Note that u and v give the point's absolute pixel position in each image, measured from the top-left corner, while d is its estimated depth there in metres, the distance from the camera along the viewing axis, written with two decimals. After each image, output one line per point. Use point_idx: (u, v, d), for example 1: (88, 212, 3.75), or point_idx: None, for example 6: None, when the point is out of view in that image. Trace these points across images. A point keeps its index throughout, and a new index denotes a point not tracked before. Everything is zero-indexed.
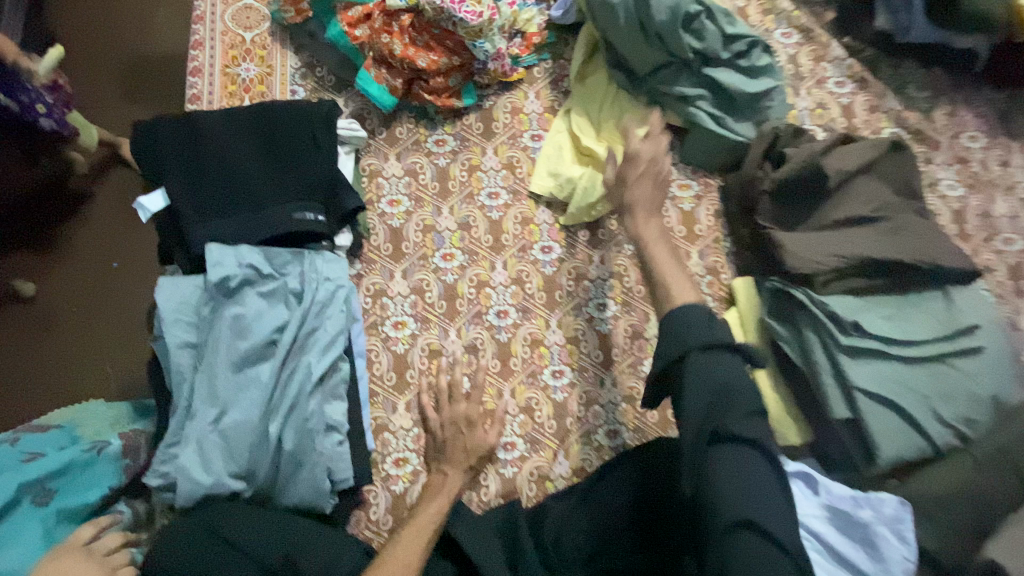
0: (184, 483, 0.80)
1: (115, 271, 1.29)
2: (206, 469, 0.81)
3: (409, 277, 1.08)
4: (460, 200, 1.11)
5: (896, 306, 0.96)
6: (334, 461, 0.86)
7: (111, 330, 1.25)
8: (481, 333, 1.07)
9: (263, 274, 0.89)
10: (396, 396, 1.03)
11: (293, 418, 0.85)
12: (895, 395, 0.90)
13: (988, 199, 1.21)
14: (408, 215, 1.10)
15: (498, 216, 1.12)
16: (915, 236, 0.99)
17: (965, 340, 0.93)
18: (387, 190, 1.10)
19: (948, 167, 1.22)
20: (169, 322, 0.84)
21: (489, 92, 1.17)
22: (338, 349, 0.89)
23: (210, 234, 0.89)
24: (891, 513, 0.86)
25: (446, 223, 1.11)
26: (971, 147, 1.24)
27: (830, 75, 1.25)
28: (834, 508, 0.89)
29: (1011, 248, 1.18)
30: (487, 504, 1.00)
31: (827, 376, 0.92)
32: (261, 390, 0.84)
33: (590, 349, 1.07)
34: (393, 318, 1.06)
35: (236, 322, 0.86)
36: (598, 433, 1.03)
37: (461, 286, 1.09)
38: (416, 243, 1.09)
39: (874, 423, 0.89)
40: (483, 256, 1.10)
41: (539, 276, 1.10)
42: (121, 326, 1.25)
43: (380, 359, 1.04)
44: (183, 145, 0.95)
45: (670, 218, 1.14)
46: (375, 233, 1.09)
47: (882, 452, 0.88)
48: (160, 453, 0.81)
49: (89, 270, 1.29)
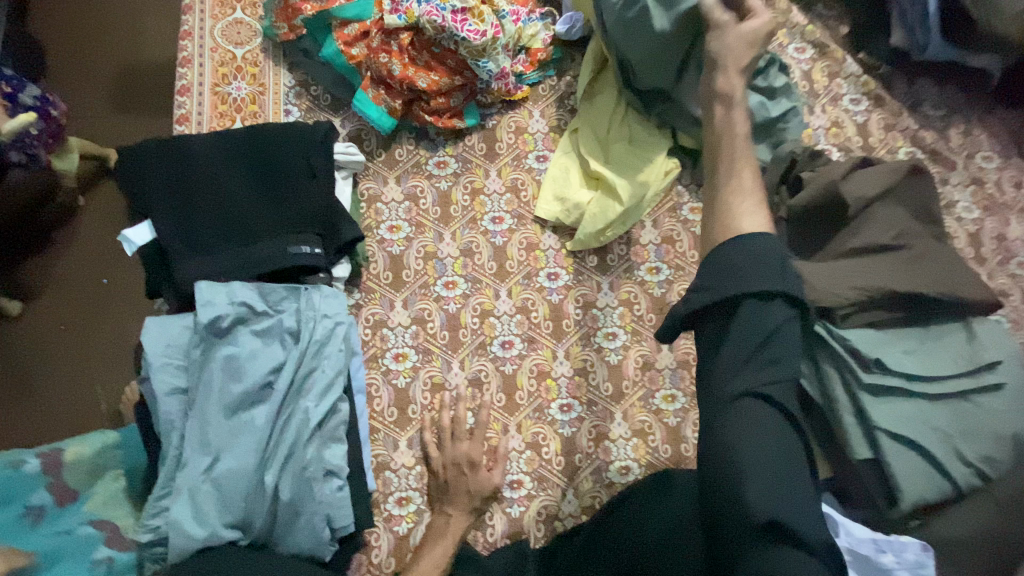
0: (174, 538, 0.75)
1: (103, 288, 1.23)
2: (199, 522, 0.77)
3: (410, 306, 1.04)
4: (463, 225, 1.07)
5: (916, 340, 0.93)
6: (335, 510, 0.82)
7: (102, 356, 1.20)
8: (484, 365, 1.03)
9: (257, 312, 0.84)
10: (397, 432, 0.99)
11: (290, 465, 0.81)
12: (918, 435, 0.86)
13: (1006, 222, 1.17)
14: (409, 242, 1.05)
15: (503, 241, 1.07)
16: (936, 266, 0.96)
17: (987, 376, 0.90)
18: (386, 215, 1.06)
19: (965, 188, 1.18)
20: (157, 365, 0.80)
21: (492, 111, 1.12)
22: (337, 391, 0.85)
23: (201, 270, 0.85)
24: (913, 559, 0.82)
25: (449, 249, 1.06)
26: (987, 168, 1.20)
27: (845, 92, 1.21)
28: (854, 552, 0.85)
29: None
30: (494, 545, 0.95)
31: (846, 414, 0.88)
32: (256, 436, 0.80)
33: (599, 381, 1.04)
34: (394, 350, 1.02)
35: (229, 364, 0.81)
36: (609, 469, 0.99)
37: (463, 315, 1.05)
38: (417, 270, 1.05)
39: (898, 465, 0.85)
40: (486, 284, 1.06)
41: (545, 305, 1.06)
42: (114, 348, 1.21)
43: (380, 393, 1.00)
44: (171, 174, 0.90)
45: (680, 243, 1.10)
46: (374, 261, 1.04)
47: (904, 495, 0.84)
48: (150, 505, 0.77)
49: (78, 289, 1.24)
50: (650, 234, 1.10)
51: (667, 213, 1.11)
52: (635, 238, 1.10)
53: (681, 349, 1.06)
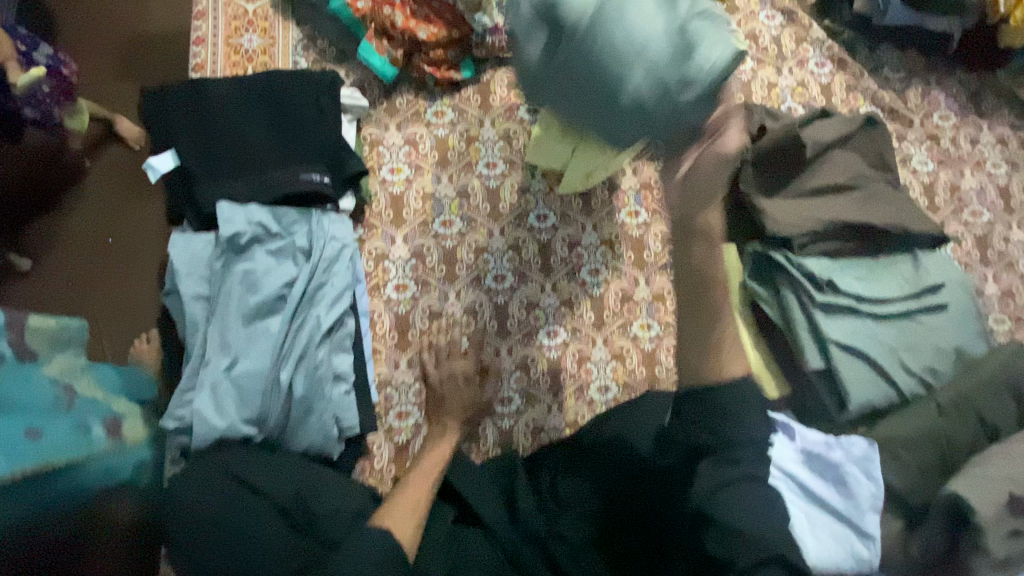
0: (199, 426, 0.84)
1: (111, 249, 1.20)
2: (220, 413, 0.86)
3: (410, 242, 1.13)
4: (459, 169, 1.16)
5: (868, 268, 1.02)
6: (342, 408, 0.92)
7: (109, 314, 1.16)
8: (478, 296, 1.12)
9: (271, 233, 0.93)
10: (398, 354, 1.08)
11: (302, 367, 0.90)
12: (866, 348, 0.96)
13: (958, 174, 1.28)
14: (409, 183, 1.14)
15: (496, 185, 1.16)
16: (886, 203, 1.07)
17: (931, 298, 1.00)
18: (387, 158, 1.15)
19: (920, 143, 1.29)
20: (182, 276, 0.89)
21: (485, 66, 1.21)
22: (344, 304, 0.94)
23: (219, 194, 0.94)
24: (860, 453, 0.93)
25: (446, 191, 1.15)
26: (943, 125, 1.31)
27: (812, 55, 1.31)
28: (808, 451, 0.96)
29: (977, 219, 1.26)
30: (485, 455, 1.06)
31: (802, 330, 0.98)
32: (271, 340, 0.89)
33: (583, 312, 1.14)
34: (395, 281, 1.11)
35: (246, 276, 0.90)
36: (591, 389, 1.10)
37: (459, 251, 1.14)
38: (417, 209, 1.14)
39: (846, 373, 0.95)
40: (481, 223, 1.15)
41: (534, 243, 1.16)
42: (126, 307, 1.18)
43: (382, 319, 1.09)
44: (191, 111, 0.98)
45: (658, 189, 1.19)
46: (376, 200, 1.13)
47: (852, 400, 0.94)
48: (176, 398, 0.86)
49: (85, 247, 1.20)
50: (631, 180, 1.20)
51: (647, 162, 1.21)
52: (617, 184, 1.19)
53: (657, 284, 1.16)
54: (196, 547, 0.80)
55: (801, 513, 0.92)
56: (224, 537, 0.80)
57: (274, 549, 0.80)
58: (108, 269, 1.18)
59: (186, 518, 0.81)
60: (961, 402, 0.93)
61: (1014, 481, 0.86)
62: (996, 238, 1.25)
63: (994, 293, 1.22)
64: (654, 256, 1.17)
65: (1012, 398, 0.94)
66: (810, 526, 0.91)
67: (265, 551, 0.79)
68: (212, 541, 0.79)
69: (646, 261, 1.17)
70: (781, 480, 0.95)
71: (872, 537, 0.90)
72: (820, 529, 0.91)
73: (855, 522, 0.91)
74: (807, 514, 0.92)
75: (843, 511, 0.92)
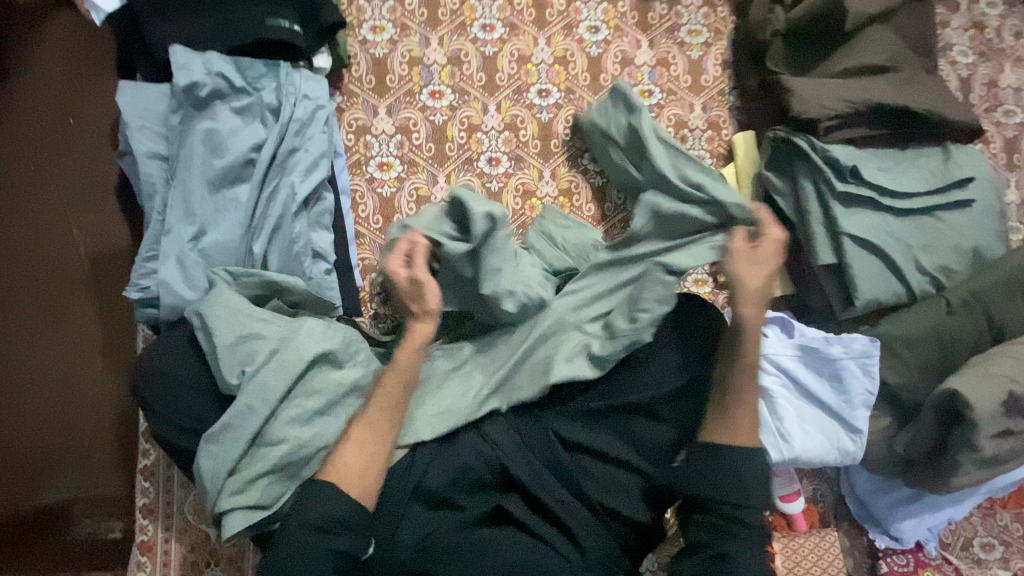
0: (166, 296, 0.78)
1: (71, 127, 1.14)
2: (189, 285, 0.79)
3: (394, 114, 1.00)
4: (451, 30, 1.02)
5: (894, 159, 0.95)
6: (325, 287, 0.86)
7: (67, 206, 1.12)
8: (471, 180, 1.01)
9: (235, 87, 0.81)
10: (382, 240, 0.99)
11: (277, 241, 0.82)
12: (883, 243, 0.91)
13: (997, 69, 1.15)
14: (393, 44, 1.00)
15: (493, 52, 1.02)
16: (924, 88, 0.96)
17: (957, 193, 0.93)
18: (369, 15, 1.00)
19: (963, 32, 1.15)
20: (135, 130, 0.79)
21: None
22: (321, 173, 0.85)
23: (171, 36, 0.81)
24: (861, 348, 0.90)
25: (435, 56, 1.01)
26: (990, 13, 1.16)
27: None
28: (806, 346, 0.93)
29: (1011, 120, 1.13)
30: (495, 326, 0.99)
31: (817, 223, 0.93)
32: (240, 211, 0.81)
33: (582, 205, 1.03)
34: (378, 159, 0.99)
35: (209, 135, 0.80)
36: None
37: (450, 128, 1.01)
38: (402, 76, 1.00)
39: (857, 268, 0.90)
40: (474, 96, 1.02)
41: (534, 123, 1.03)
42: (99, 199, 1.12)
43: (364, 201, 0.99)
44: None
45: (675, 65, 1.06)
46: (356, 63, 0.99)
47: (860, 294, 0.90)
48: (138, 267, 0.79)
49: (42, 123, 1.14)
50: (646, 54, 1.06)
51: (664, 34, 1.07)
52: (630, 59, 1.05)
53: None
54: (194, 393, 0.78)
55: (789, 404, 0.92)
56: (235, 352, 0.75)
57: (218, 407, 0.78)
58: (64, 143, 1.13)
59: (167, 351, 0.79)
60: (972, 301, 0.89)
61: (1014, 379, 0.83)
62: None
63: (1015, 200, 1.12)
64: None
65: None
66: (798, 418, 0.91)
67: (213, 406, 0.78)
68: (180, 394, 0.78)
69: None
70: (774, 375, 0.93)
71: (859, 431, 0.90)
72: (807, 422, 0.91)
73: (844, 417, 0.91)
74: (797, 409, 0.92)
75: (834, 406, 0.91)
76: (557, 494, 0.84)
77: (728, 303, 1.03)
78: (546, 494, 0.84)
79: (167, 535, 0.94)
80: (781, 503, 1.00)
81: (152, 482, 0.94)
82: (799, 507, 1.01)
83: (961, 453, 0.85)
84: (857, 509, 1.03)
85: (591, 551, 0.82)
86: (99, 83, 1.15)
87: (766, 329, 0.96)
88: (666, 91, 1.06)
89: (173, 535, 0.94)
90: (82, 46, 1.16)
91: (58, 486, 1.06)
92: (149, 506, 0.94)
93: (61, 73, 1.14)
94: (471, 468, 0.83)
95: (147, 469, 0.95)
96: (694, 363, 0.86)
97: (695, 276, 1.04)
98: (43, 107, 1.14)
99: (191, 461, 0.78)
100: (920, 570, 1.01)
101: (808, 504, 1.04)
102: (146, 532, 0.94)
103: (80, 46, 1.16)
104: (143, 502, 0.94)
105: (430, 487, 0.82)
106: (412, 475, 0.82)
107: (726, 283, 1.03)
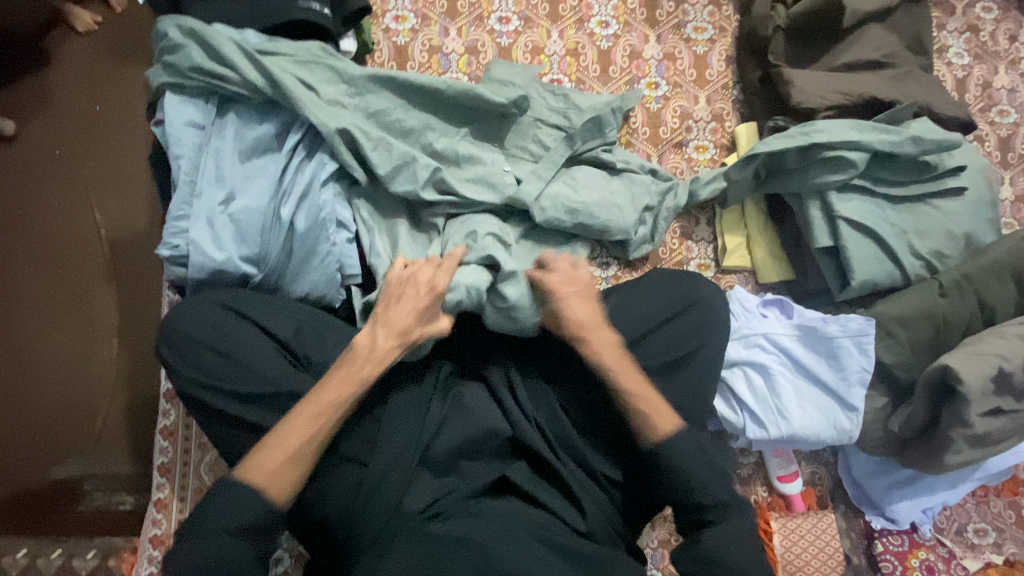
0: (195, 255, 0.83)
1: (99, 115, 1.20)
2: (218, 245, 0.84)
3: None
4: (469, 21, 1.07)
5: None
6: (347, 255, 0.88)
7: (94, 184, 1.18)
8: None
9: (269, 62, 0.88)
10: None
11: (305, 205, 0.86)
12: (877, 227, 0.95)
13: (991, 70, 1.20)
14: (414, 33, 1.06)
15: (508, 42, 1.08)
16: (918, 84, 1.02)
17: (951, 181, 0.98)
18: (392, 5, 1.06)
19: (959, 35, 1.20)
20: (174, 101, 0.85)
21: None
22: None
23: (210, 16, 0.89)
24: (856, 327, 0.93)
25: (454, 45, 1.06)
26: (985, 17, 1.21)
27: None
28: (805, 326, 0.96)
29: (1005, 119, 1.18)
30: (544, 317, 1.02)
31: (814, 209, 0.97)
32: (268, 178, 0.86)
33: None
34: None
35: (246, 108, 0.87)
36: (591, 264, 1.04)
37: None
38: (421, 63, 1.05)
39: (853, 251, 0.95)
40: None
41: None
42: (123, 179, 1.19)
43: None
44: None
45: (681, 60, 1.11)
46: (379, 49, 1.05)
47: (856, 275, 0.94)
48: (170, 227, 0.84)
49: (72, 112, 1.20)
50: (654, 49, 1.11)
51: (670, 30, 1.12)
52: (638, 52, 1.11)
53: (669, 163, 1.08)
54: (224, 357, 0.80)
55: (787, 383, 0.95)
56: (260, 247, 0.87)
57: (246, 369, 0.80)
58: (94, 130, 1.20)
59: (194, 313, 0.81)
60: (964, 284, 0.93)
61: (1003, 356, 0.87)
62: (1020, 140, 1.18)
63: (1009, 196, 1.16)
64: (669, 131, 1.09)
65: (1013, 284, 0.94)
66: (796, 396, 0.94)
67: (240, 370, 0.80)
68: (207, 357, 0.80)
69: (661, 136, 1.09)
70: (773, 354, 0.96)
71: (855, 409, 0.93)
72: (805, 400, 0.94)
73: (839, 394, 0.94)
74: (796, 387, 0.95)
75: (830, 383, 0.94)
76: (563, 458, 0.85)
77: (729, 287, 1.06)
78: (554, 459, 0.85)
79: (183, 493, 0.97)
80: (777, 482, 1.02)
81: (172, 441, 0.98)
82: (796, 488, 1.02)
83: (953, 429, 0.87)
84: (853, 491, 1.05)
85: (593, 519, 0.81)
86: (127, 71, 1.22)
87: (765, 311, 0.99)
88: (671, 83, 1.10)
89: (188, 494, 0.97)
90: (116, 38, 1.23)
91: (75, 456, 1.09)
92: (166, 465, 0.98)
93: (93, 62, 1.22)
94: (480, 433, 0.84)
95: (167, 428, 0.99)
96: (696, 338, 0.90)
97: (698, 260, 1.06)
98: (73, 95, 1.21)
99: (214, 417, 0.80)
100: (915, 551, 1.02)
101: (805, 486, 1.05)
102: (164, 490, 0.97)
103: (113, 39, 1.23)
104: (161, 460, 0.97)
105: (441, 448, 0.82)
106: (426, 432, 0.82)
107: (728, 268, 1.06)
